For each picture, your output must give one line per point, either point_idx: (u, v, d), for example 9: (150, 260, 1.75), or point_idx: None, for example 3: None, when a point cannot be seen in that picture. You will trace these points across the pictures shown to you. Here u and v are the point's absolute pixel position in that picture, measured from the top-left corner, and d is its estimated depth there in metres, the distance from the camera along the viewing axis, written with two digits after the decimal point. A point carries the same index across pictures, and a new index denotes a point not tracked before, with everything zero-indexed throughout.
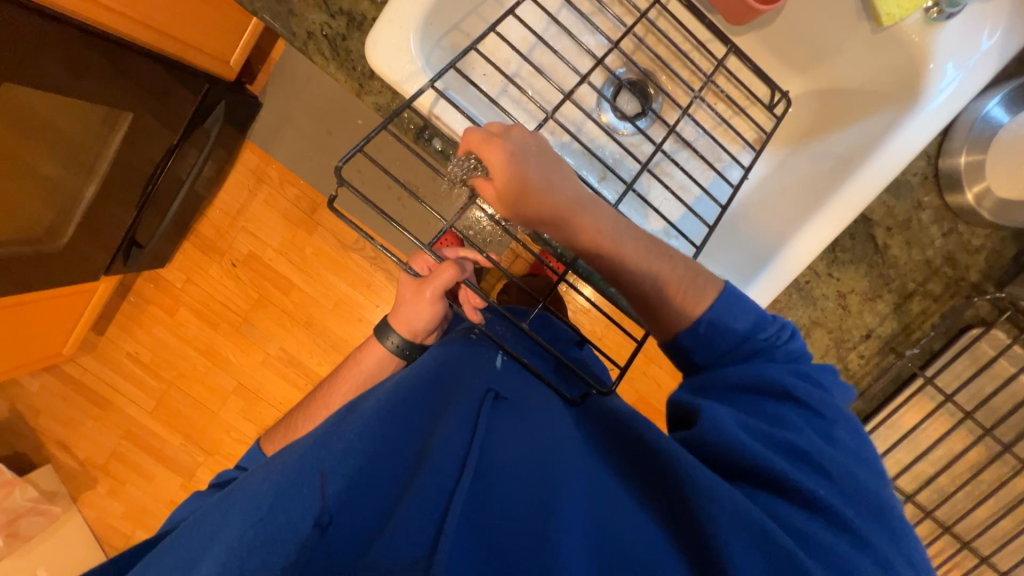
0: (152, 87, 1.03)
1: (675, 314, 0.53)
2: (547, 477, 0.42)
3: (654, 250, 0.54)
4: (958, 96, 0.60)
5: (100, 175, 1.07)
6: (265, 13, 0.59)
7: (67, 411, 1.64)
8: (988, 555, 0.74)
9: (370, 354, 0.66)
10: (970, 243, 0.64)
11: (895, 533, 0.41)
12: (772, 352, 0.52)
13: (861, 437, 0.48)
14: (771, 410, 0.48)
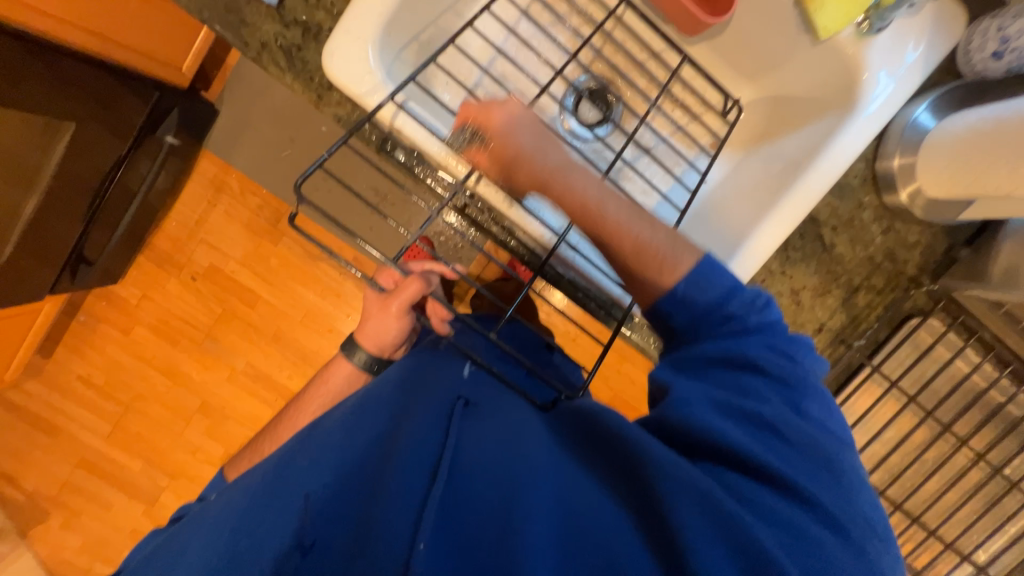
0: (92, 94, 0.98)
1: (650, 274, 0.49)
2: (516, 473, 0.42)
3: (635, 213, 0.52)
4: (889, 104, 0.65)
5: (41, 189, 1.01)
6: (215, 23, 0.57)
7: (13, 441, 1.53)
8: (934, 528, 0.79)
9: (337, 372, 0.64)
10: (906, 239, 0.69)
11: (854, 498, 0.42)
12: (746, 319, 0.48)
13: (826, 404, 0.48)
14: (740, 379, 0.46)
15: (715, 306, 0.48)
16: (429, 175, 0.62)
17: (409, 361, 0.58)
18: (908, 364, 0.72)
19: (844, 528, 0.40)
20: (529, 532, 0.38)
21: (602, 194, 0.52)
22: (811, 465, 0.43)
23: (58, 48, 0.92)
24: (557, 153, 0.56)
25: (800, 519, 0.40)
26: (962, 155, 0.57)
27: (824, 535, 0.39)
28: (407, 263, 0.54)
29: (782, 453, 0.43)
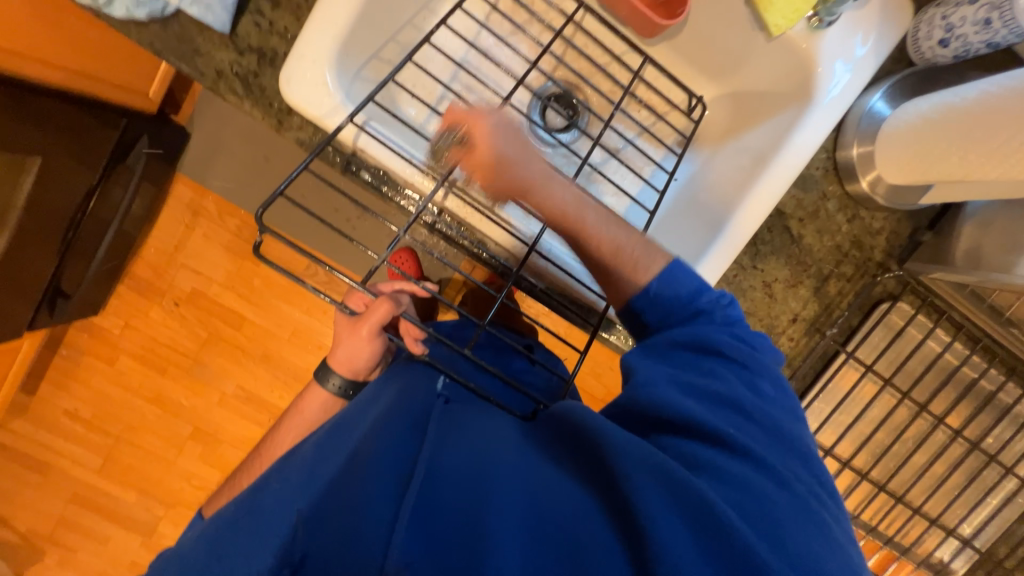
0: (59, 123, 0.98)
1: (630, 283, 0.50)
2: (495, 463, 0.42)
3: (616, 220, 0.51)
4: (845, 94, 0.66)
5: (12, 226, 1.00)
6: (169, 55, 0.57)
7: (3, 481, 1.50)
8: (919, 505, 0.81)
9: (312, 400, 0.63)
10: (871, 226, 0.71)
11: (800, 471, 0.44)
12: (713, 315, 0.50)
13: (782, 386, 0.50)
14: (701, 364, 0.48)
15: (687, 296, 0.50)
16: (397, 193, 0.62)
17: (386, 382, 0.58)
18: (881, 348, 0.73)
19: (799, 494, 0.41)
20: (497, 522, 0.37)
21: (583, 208, 0.50)
22: (764, 439, 0.45)
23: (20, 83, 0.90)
24: (534, 155, 0.49)
25: (759, 484, 0.41)
26: (920, 141, 0.58)
27: (781, 499, 0.40)
28: (376, 285, 0.53)
29: (740, 428, 0.45)
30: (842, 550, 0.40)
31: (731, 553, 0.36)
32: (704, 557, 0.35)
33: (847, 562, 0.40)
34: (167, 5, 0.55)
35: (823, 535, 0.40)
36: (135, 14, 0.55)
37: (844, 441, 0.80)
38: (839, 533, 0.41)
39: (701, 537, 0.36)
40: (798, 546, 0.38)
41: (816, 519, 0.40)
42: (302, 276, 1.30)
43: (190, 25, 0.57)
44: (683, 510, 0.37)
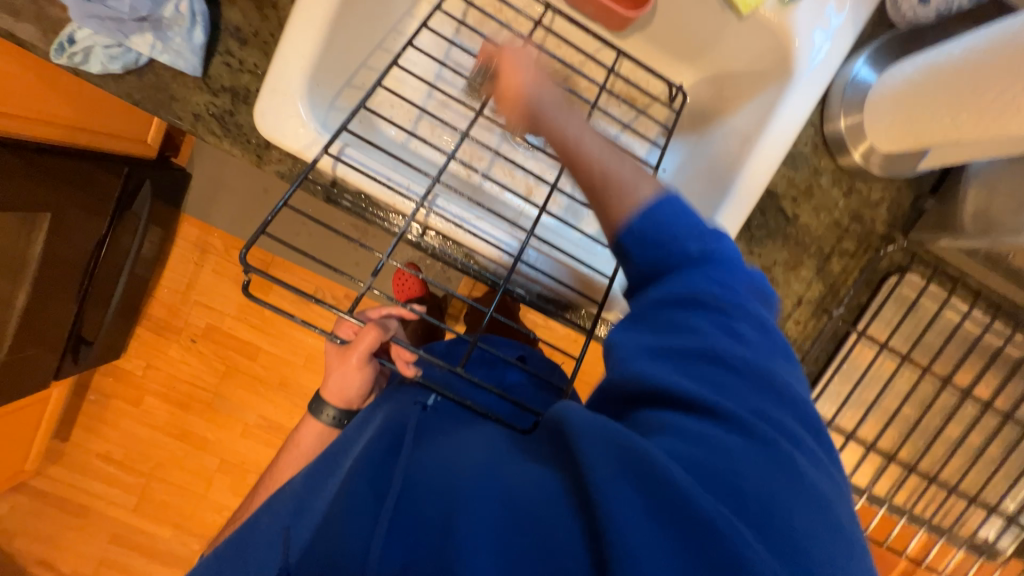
0: (69, 180, 1.01)
1: (619, 199, 0.50)
2: (460, 465, 0.42)
3: (610, 149, 0.53)
4: (826, 65, 0.64)
5: (31, 279, 1.03)
6: (147, 104, 0.58)
7: (44, 526, 1.55)
8: (956, 484, 0.77)
9: (308, 434, 0.63)
10: (870, 198, 0.68)
11: (779, 412, 0.44)
12: (689, 249, 0.48)
13: (766, 327, 0.48)
14: (680, 317, 0.46)
15: (660, 245, 0.48)
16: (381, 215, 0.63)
17: (382, 406, 0.57)
18: (894, 323, 0.70)
19: (772, 447, 0.40)
20: (467, 519, 0.36)
21: (584, 134, 0.54)
22: (740, 386, 0.44)
23: (32, 143, 0.94)
24: (552, 90, 0.56)
25: (724, 441, 0.40)
26: (909, 105, 0.56)
27: (749, 454, 0.39)
28: (364, 311, 0.54)
29: (711, 383, 0.43)
30: (816, 495, 0.40)
31: (687, 518, 0.35)
32: (660, 526, 0.35)
33: (818, 511, 0.39)
34: (139, 55, 0.57)
35: (793, 484, 0.39)
36: (110, 69, 0.56)
37: (869, 423, 0.76)
38: (813, 473, 0.41)
39: (655, 506, 0.35)
40: (764, 500, 0.37)
41: (787, 469, 0.39)
42: (309, 301, 1.32)
43: (164, 72, 0.58)
44: (635, 481, 0.36)
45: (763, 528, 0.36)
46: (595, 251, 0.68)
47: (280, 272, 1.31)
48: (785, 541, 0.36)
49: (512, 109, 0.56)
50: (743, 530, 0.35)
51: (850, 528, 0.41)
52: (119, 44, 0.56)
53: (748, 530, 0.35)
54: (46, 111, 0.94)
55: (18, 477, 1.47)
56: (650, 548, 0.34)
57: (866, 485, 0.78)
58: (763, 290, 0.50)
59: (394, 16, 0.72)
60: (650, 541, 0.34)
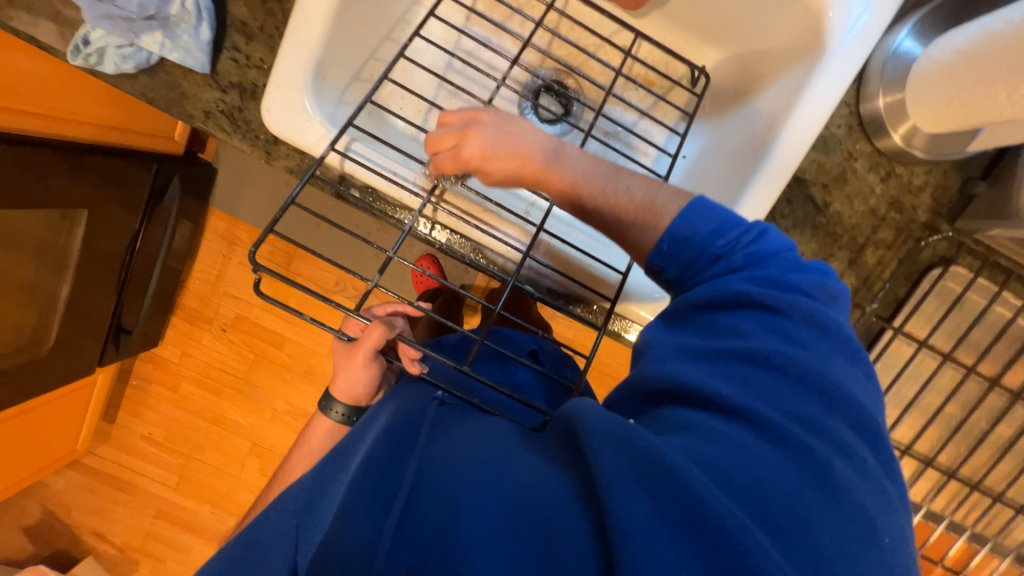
0: (107, 176, 1.05)
1: (642, 227, 0.49)
2: (472, 454, 0.43)
3: (614, 175, 0.51)
4: (866, 38, 0.59)
5: (72, 271, 1.09)
6: (160, 102, 0.59)
7: (96, 501, 1.66)
8: (1001, 492, 0.71)
9: (318, 430, 0.64)
10: (911, 183, 0.63)
11: (827, 419, 0.40)
12: (733, 258, 0.47)
13: (824, 327, 0.44)
14: (721, 320, 0.45)
15: (707, 259, 0.47)
16: (388, 209, 0.62)
17: (391, 400, 0.57)
18: (936, 320, 0.65)
19: (806, 453, 0.38)
20: (470, 511, 0.37)
21: (586, 171, 0.52)
22: (782, 387, 0.41)
23: (80, 146, 0.99)
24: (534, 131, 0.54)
25: (753, 446, 0.38)
26: (955, 81, 0.51)
27: (779, 461, 0.37)
28: (371, 308, 0.54)
29: (747, 385, 0.41)
30: (853, 508, 0.36)
31: (702, 522, 0.34)
32: (671, 529, 0.34)
33: (853, 524, 0.36)
34: (150, 54, 0.57)
35: (825, 496, 0.36)
36: (123, 68, 0.57)
37: (904, 426, 0.72)
38: (853, 482, 0.38)
39: (668, 509, 0.34)
40: (789, 517, 0.35)
41: (821, 480, 0.37)
42: (329, 292, 1.35)
43: (175, 71, 0.59)
44: (647, 483, 0.35)
45: (783, 534, 0.34)
46: (606, 243, 0.66)
47: (302, 265, 1.34)
48: (804, 551, 0.34)
49: (503, 169, 0.53)
50: (758, 536, 0.33)
51: (891, 549, 0.37)
52: (130, 43, 0.56)
53: (765, 535, 0.34)
54: (90, 115, 1.00)
55: (71, 456, 1.58)
56: (663, 553, 0.33)
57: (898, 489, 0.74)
58: (822, 285, 0.47)
59: (401, 6, 0.71)
60: (658, 542, 0.33)
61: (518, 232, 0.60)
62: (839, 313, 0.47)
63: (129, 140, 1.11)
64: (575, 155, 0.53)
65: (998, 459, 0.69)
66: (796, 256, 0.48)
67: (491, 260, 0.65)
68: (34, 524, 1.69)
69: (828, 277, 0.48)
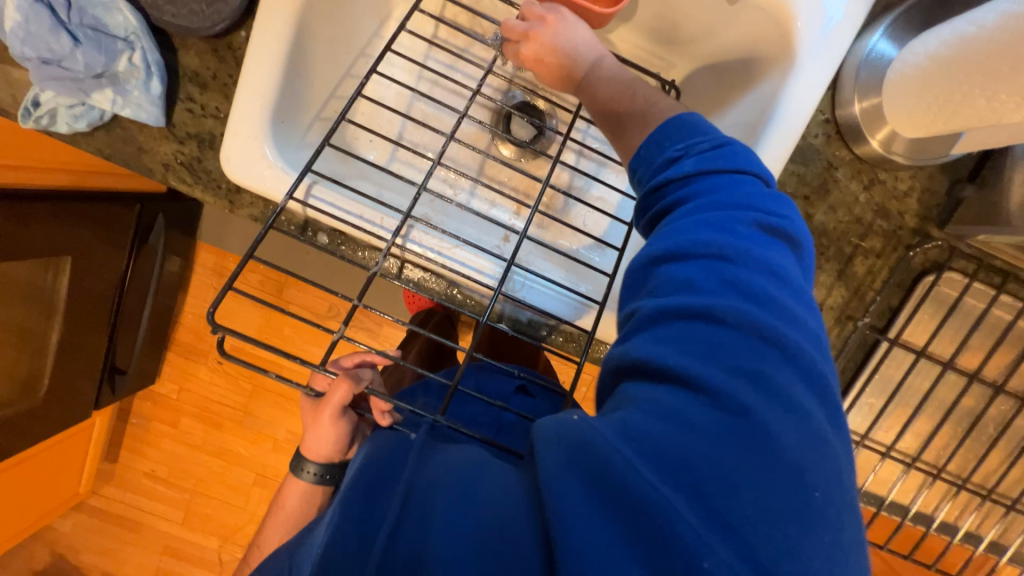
0: (97, 219, 1.02)
1: (633, 130, 0.49)
2: (450, 479, 0.41)
3: (625, 80, 0.53)
4: (836, 45, 0.57)
5: (60, 316, 1.06)
6: (117, 158, 0.58)
7: (103, 542, 1.62)
8: (1016, 498, 0.69)
9: (291, 493, 0.62)
10: (896, 189, 0.61)
11: (780, 375, 0.36)
12: (685, 168, 0.43)
13: (782, 274, 0.39)
14: (676, 273, 0.39)
15: (663, 166, 0.45)
16: (357, 252, 0.61)
17: (366, 443, 0.51)
18: (934, 326, 0.63)
19: (749, 421, 0.34)
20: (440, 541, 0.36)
21: (610, 77, 0.54)
22: (733, 343, 0.36)
23: (77, 192, 0.96)
24: (587, 41, 0.56)
25: (692, 417, 0.34)
26: (929, 87, 0.49)
27: (719, 433, 0.34)
28: (339, 361, 0.55)
29: (695, 347, 0.36)
30: (790, 473, 0.33)
31: (626, 504, 0.32)
32: (603, 513, 0.33)
33: (786, 489, 0.33)
34: (103, 111, 0.56)
35: (761, 462, 0.33)
36: (76, 128, 0.56)
37: (908, 437, 0.69)
38: (801, 448, 0.34)
39: (605, 506, 0.33)
40: (724, 497, 0.32)
41: (762, 451, 0.33)
42: (323, 318, 1.33)
43: (130, 126, 0.58)
44: (587, 476, 0.34)
45: (709, 505, 0.32)
46: (582, 271, 0.68)
47: (294, 292, 1.31)
48: (728, 522, 0.31)
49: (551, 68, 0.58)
50: (682, 513, 0.31)
51: (829, 508, 0.34)
52: (81, 102, 0.55)
53: (689, 509, 0.32)
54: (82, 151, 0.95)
55: (73, 500, 1.54)
56: (591, 539, 0.32)
57: (908, 502, 0.71)
58: (784, 229, 0.41)
59: (360, 40, 0.70)
60: (584, 520, 0.32)
61: (490, 263, 0.59)
62: (803, 257, 0.42)
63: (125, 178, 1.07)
64: (612, 64, 0.55)
65: (1010, 465, 0.66)
66: (756, 183, 0.43)
67: (467, 295, 0.63)
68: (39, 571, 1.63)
69: (796, 221, 0.42)
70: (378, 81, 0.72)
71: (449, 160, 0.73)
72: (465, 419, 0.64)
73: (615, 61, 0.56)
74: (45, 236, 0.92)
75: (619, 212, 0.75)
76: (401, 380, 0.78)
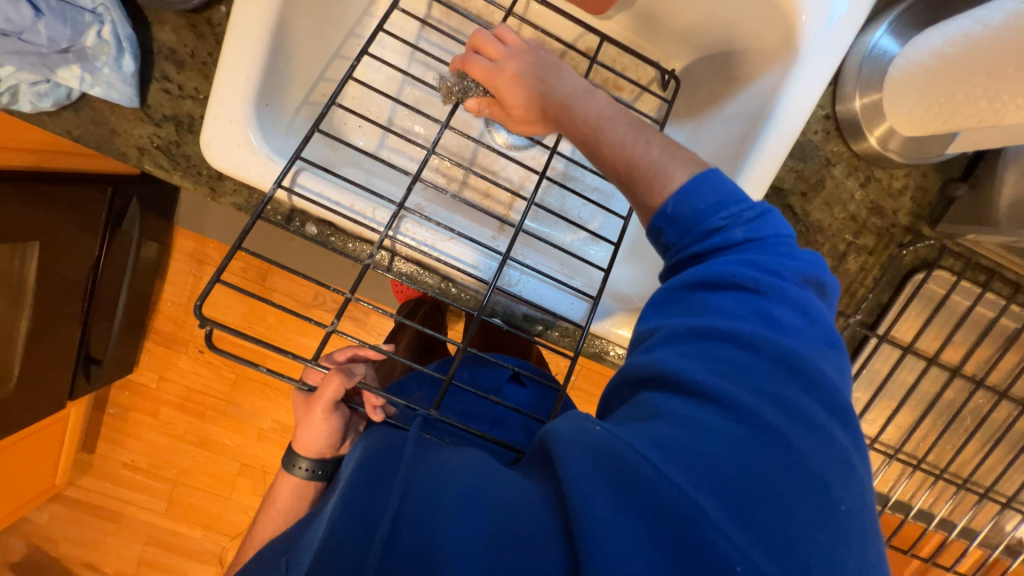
0: (66, 202, 0.96)
1: (649, 190, 0.44)
2: (455, 472, 0.42)
3: (635, 129, 0.47)
4: (841, 36, 0.56)
5: (30, 305, 1.01)
6: (88, 140, 0.54)
7: (84, 532, 1.58)
8: (990, 487, 0.72)
9: (282, 490, 0.60)
10: (891, 187, 0.62)
11: (799, 398, 0.37)
12: (734, 233, 0.42)
13: (806, 311, 0.40)
14: (705, 301, 0.41)
15: (705, 233, 0.42)
16: (348, 243, 0.58)
17: (362, 438, 0.51)
18: (920, 322, 0.64)
19: (774, 437, 0.35)
20: (452, 539, 0.36)
21: (606, 118, 0.48)
22: (759, 369, 0.37)
23: (46, 174, 0.91)
24: (573, 77, 0.52)
25: (719, 430, 0.35)
26: (933, 86, 0.48)
27: (747, 445, 0.34)
28: (332, 355, 0.55)
29: (724, 367, 0.37)
30: (813, 480, 0.34)
31: (654, 499, 0.33)
32: (635, 517, 0.33)
33: (809, 498, 0.34)
34: (70, 89, 0.52)
35: (787, 474, 0.34)
36: (41, 107, 0.52)
37: (891, 428, 0.71)
38: (823, 463, 0.35)
39: (634, 505, 0.33)
40: (757, 510, 0.33)
41: (790, 465, 0.34)
42: (310, 307, 1.30)
43: (100, 105, 0.54)
44: (614, 478, 0.34)
45: (742, 510, 0.33)
46: (578, 265, 0.67)
47: (279, 280, 1.28)
48: (759, 525, 0.32)
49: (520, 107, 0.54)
50: (715, 516, 0.32)
51: (851, 522, 0.35)
52: (46, 79, 0.51)
53: (722, 513, 0.32)
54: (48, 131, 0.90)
55: (49, 491, 1.50)
56: (618, 534, 0.32)
57: (888, 491, 0.74)
58: (812, 273, 0.42)
59: (349, 19, 0.67)
60: (612, 518, 0.33)
61: (484, 258, 0.57)
62: (827, 301, 0.44)
63: (95, 161, 1.01)
64: (602, 107, 0.49)
65: (986, 456, 0.69)
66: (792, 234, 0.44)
67: (462, 289, 0.62)
68: (19, 561, 1.59)
69: (815, 265, 0.43)
70: (368, 63, 0.69)
71: (444, 148, 0.71)
72: (461, 412, 0.64)
73: (604, 96, 0.50)
74: (11, 220, 0.87)
75: (615, 205, 0.74)
76: (392, 371, 0.77)
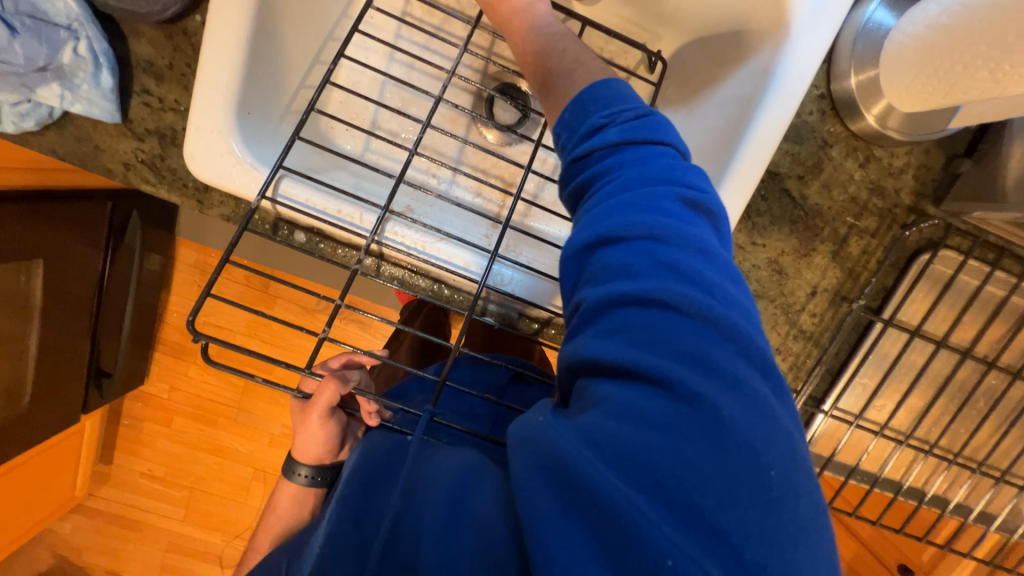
0: (68, 218, 0.97)
1: (564, 95, 0.46)
2: (445, 477, 0.41)
3: (569, 43, 0.49)
4: (831, 17, 0.55)
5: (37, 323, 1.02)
6: (73, 158, 0.54)
7: (105, 541, 1.61)
8: (1005, 469, 0.70)
9: (282, 498, 0.60)
10: (893, 166, 0.60)
11: (717, 352, 0.34)
12: (609, 133, 0.41)
13: (710, 250, 0.37)
14: (613, 261, 0.37)
15: (588, 133, 0.42)
16: (336, 249, 0.58)
17: (359, 444, 0.51)
18: (928, 304, 0.63)
19: (697, 412, 0.32)
20: (431, 554, 0.36)
21: (548, 32, 0.51)
22: (676, 331, 0.34)
23: (45, 192, 0.91)
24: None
25: (644, 410, 0.33)
26: (932, 58, 0.46)
27: (668, 421, 0.32)
28: (327, 362, 0.54)
29: (638, 337, 0.34)
30: (742, 448, 0.32)
31: (592, 505, 0.32)
32: (574, 519, 0.32)
33: (740, 475, 0.31)
34: (52, 108, 0.52)
35: (710, 446, 0.32)
36: (24, 127, 0.51)
37: (901, 413, 0.69)
38: (751, 425, 0.33)
39: (574, 505, 0.33)
40: (683, 494, 0.31)
41: (713, 434, 0.32)
42: (312, 312, 1.30)
43: (83, 122, 0.54)
44: (552, 479, 0.33)
45: (665, 497, 0.31)
46: None
47: (280, 287, 1.28)
48: (690, 510, 0.31)
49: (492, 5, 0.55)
50: (648, 513, 0.31)
51: (788, 484, 0.32)
52: (27, 99, 0.51)
53: (652, 508, 0.31)
54: None
55: (70, 502, 1.53)
56: (563, 541, 0.32)
57: (901, 477, 0.72)
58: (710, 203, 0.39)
59: (329, 21, 0.66)
60: (561, 526, 0.32)
61: (475, 257, 0.56)
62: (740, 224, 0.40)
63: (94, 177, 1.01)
64: (546, 21, 0.52)
65: (1001, 438, 0.67)
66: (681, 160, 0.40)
67: (455, 289, 0.62)
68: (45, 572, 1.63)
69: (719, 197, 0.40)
70: (350, 66, 0.68)
71: (430, 149, 0.70)
72: (461, 413, 0.63)
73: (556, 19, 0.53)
74: (13, 240, 0.87)
75: None
76: (392, 374, 0.77)
